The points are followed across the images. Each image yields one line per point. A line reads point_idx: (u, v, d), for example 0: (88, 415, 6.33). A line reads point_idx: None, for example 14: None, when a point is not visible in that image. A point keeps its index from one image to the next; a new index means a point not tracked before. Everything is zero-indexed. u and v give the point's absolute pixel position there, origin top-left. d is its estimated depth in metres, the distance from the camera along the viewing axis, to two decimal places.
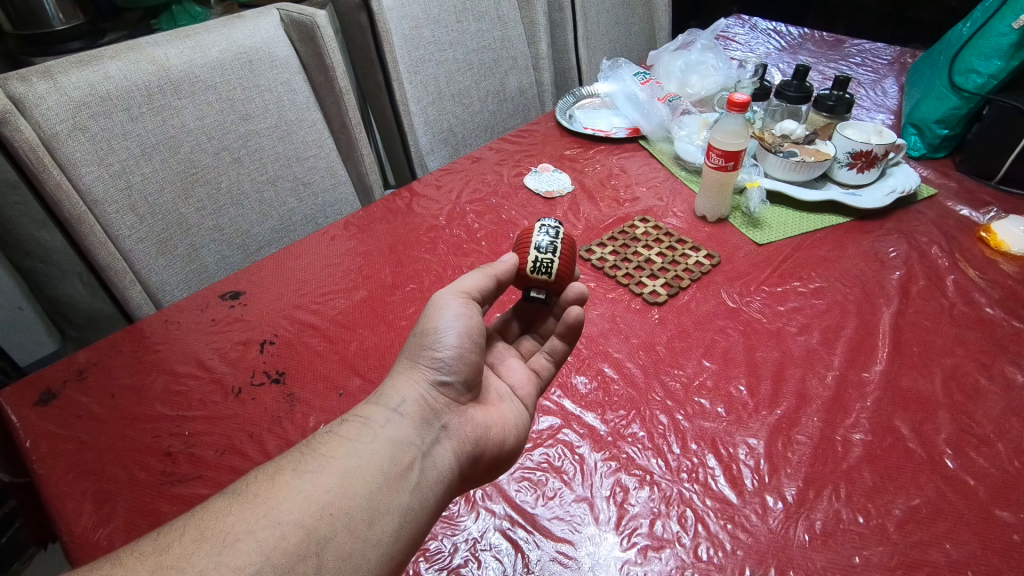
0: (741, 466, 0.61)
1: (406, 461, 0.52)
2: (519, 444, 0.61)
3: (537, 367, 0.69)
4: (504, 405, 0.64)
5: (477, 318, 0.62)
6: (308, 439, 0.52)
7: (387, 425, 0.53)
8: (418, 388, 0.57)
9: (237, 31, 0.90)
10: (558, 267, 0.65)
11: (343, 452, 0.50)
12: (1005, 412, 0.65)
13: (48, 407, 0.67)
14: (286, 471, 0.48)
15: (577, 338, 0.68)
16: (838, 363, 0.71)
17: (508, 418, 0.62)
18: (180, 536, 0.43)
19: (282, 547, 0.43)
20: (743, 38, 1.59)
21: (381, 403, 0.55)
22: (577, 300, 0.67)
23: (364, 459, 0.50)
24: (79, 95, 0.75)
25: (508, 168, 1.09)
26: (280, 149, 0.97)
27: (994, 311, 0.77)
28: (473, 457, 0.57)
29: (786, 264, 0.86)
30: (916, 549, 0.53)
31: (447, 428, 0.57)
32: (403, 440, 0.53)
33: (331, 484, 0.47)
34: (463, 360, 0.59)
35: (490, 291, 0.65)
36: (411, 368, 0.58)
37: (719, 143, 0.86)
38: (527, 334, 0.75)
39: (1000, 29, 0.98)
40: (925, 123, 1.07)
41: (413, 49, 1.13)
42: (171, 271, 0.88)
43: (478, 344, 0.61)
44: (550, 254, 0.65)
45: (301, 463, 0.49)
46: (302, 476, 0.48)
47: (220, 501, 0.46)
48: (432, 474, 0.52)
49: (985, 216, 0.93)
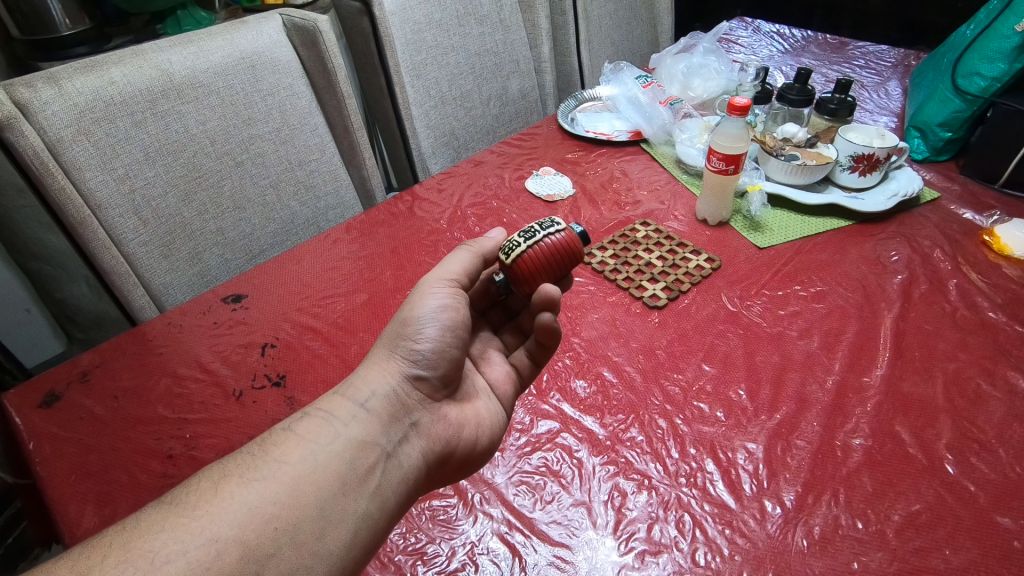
0: (740, 471, 0.60)
1: (369, 464, 0.52)
2: (493, 443, 0.62)
3: (518, 364, 0.71)
4: (481, 402, 0.65)
5: (463, 310, 0.63)
6: (262, 437, 0.51)
7: (350, 423, 0.53)
8: (391, 381, 0.58)
9: (241, 36, 0.91)
10: (519, 254, 0.62)
11: (297, 455, 0.50)
12: (1007, 417, 0.64)
13: (52, 409, 0.68)
14: (232, 478, 0.47)
15: (553, 347, 0.66)
16: (838, 368, 0.71)
17: (482, 416, 0.63)
18: (106, 556, 0.41)
19: (216, 566, 0.42)
20: (746, 40, 1.59)
21: (348, 396, 0.56)
22: (545, 303, 0.62)
23: (321, 462, 0.50)
24: (83, 101, 0.76)
25: (509, 172, 1.09)
26: (282, 153, 0.98)
27: (997, 315, 0.76)
28: (442, 457, 0.58)
29: (787, 268, 0.86)
30: (915, 555, 0.53)
31: (418, 425, 0.57)
32: (368, 439, 0.53)
33: (279, 492, 0.47)
34: (441, 355, 0.60)
35: (478, 268, 0.67)
36: (388, 359, 0.59)
37: (720, 147, 0.86)
38: (509, 329, 0.76)
39: (1003, 32, 0.97)
40: (928, 126, 1.06)
41: (415, 53, 1.14)
42: (175, 275, 0.89)
43: (459, 338, 0.62)
44: (522, 241, 0.63)
45: (248, 470, 0.48)
46: (248, 484, 0.47)
47: (155, 514, 0.44)
48: (396, 475, 0.52)
49: (988, 220, 0.92)
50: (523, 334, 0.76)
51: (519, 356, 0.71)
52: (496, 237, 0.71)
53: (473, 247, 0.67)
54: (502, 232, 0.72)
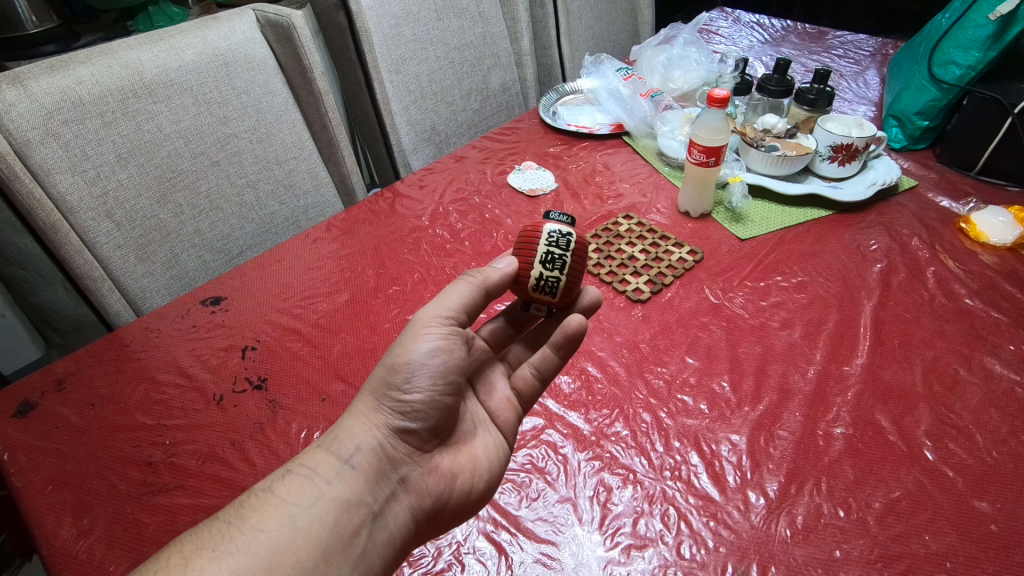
0: (723, 463, 0.61)
1: (354, 525, 0.51)
2: (490, 490, 0.58)
3: (520, 385, 0.65)
4: (478, 441, 0.62)
5: (458, 353, 0.60)
6: (241, 500, 0.51)
7: (334, 481, 0.53)
8: (376, 434, 0.56)
9: (212, 32, 0.89)
10: (564, 287, 0.62)
11: (276, 520, 0.49)
12: (983, 403, 0.65)
13: (27, 419, 0.67)
14: (205, 552, 0.46)
15: (571, 352, 0.64)
16: (820, 358, 0.71)
17: (479, 459, 0.60)
18: None
19: None
20: (726, 31, 1.59)
21: (332, 450, 0.55)
22: (591, 306, 0.67)
23: (301, 528, 0.49)
24: (50, 102, 0.73)
25: (491, 167, 1.08)
26: (260, 153, 0.96)
27: (974, 302, 0.77)
28: (434, 512, 0.56)
29: (769, 259, 0.86)
30: (895, 542, 0.54)
31: (406, 480, 0.56)
32: (353, 499, 0.53)
33: (254, 565, 0.46)
34: (431, 405, 0.58)
35: (479, 302, 0.62)
36: (375, 410, 0.57)
37: (700, 139, 0.86)
38: (519, 342, 0.72)
39: (977, 21, 0.98)
40: (905, 115, 1.07)
41: (394, 47, 1.12)
42: (152, 278, 0.87)
43: (451, 384, 0.59)
44: (557, 272, 0.62)
45: (223, 542, 0.47)
46: (222, 558, 0.46)
47: None
48: (382, 536, 0.52)
49: (965, 207, 0.93)
50: (533, 348, 0.71)
51: (522, 375, 0.66)
52: (505, 265, 0.63)
53: (474, 278, 0.62)
54: (510, 254, 0.64)
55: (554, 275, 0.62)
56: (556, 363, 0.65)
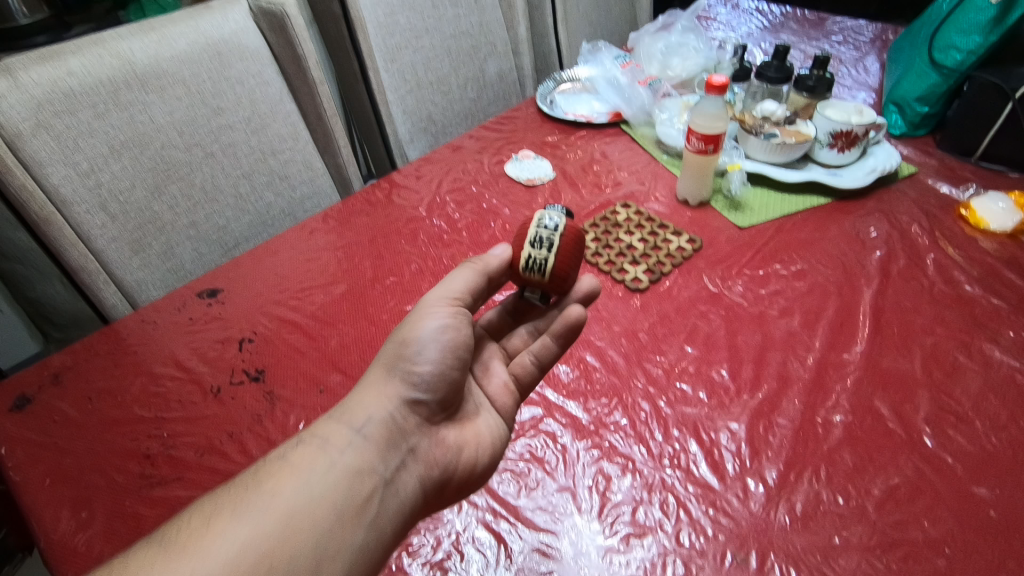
0: (722, 451, 0.61)
1: (366, 491, 0.51)
2: (494, 463, 0.59)
3: (519, 371, 0.66)
4: (480, 419, 0.62)
5: (465, 331, 0.61)
6: (255, 467, 0.50)
7: (347, 449, 0.52)
8: (388, 406, 0.56)
9: (204, 22, 0.88)
10: (552, 270, 0.61)
11: (293, 484, 0.48)
12: (983, 389, 0.65)
13: (25, 413, 0.67)
14: (223, 513, 0.45)
15: (571, 341, 0.64)
16: (819, 346, 0.71)
17: (483, 435, 0.60)
18: None
19: None
20: (724, 17, 1.57)
21: (344, 421, 0.54)
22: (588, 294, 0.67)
23: (316, 492, 0.49)
24: (41, 93, 0.72)
25: (488, 156, 1.08)
26: (254, 143, 0.95)
27: (973, 289, 0.77)
28: (440, 483, 0.56)
29: (768, 247, 0.86)
30: (894, 528, 0.54)
31: (415, 452, 0.56)
32: (366, 466, 0.52)
33: (272, 526, 0.45)
34: (440, 378, 0.58)
35: (482, 287, 0.63)
36: (386, 383, 0.57)
37: (698, 126, 0.85)
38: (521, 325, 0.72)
39: (977, 4, 0.97)
40: (905, 101, 1.06)
41: (389, 36, 1.11)
42: (147, 272, 0.86)
43: (459, 360, 0.60)
44: (545, 252, 0.61)
45: (240, 504, 0.46)
46: (241, 518, 0.45)
47: (147, 548, 0.43)
48: (394, 502, 0.51)
49: (965, 193, 0.93)
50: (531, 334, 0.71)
51: (521, 361, 0.66)
52: (502, 252, 0.65)
53: (476, 263, 0.63)
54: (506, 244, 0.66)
55: (543, 254, 0.61)
56: (555, 353, 0.65)
